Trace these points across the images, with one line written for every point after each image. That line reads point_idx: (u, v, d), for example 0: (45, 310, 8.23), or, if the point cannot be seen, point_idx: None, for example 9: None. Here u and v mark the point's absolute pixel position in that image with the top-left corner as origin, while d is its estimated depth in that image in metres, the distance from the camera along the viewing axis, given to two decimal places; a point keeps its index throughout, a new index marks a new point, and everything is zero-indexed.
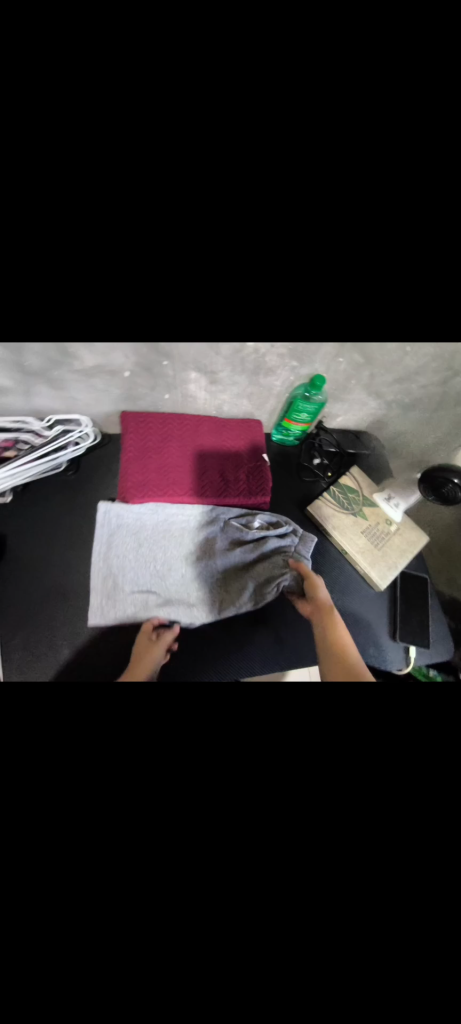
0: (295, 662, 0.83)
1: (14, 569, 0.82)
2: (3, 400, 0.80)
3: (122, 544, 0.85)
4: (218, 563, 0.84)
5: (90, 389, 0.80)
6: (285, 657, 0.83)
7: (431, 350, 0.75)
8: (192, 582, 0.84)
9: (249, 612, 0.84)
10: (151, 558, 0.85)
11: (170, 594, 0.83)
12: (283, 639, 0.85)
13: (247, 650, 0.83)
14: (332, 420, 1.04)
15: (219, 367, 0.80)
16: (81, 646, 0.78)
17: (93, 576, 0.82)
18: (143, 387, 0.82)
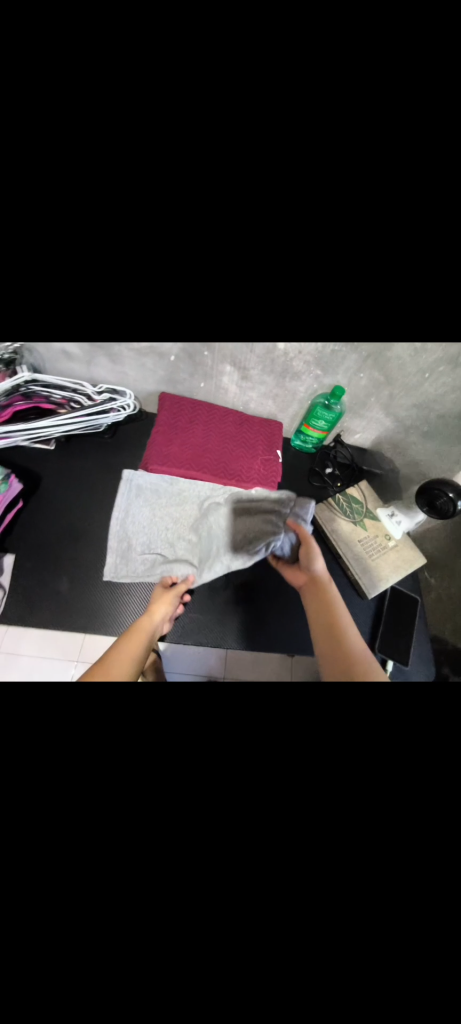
0: (268, 646, 0.96)
1: (44, 504, 0.94)
2: (69, 366, 0.95)
3: (137, 509, 0.94)
4: (214, 518, 0.93)
5: (139, 366, 0.92)
6: (259, 641, 0.96)
7: (450, 381, 0.79)
8: (195, 543, 0.93)
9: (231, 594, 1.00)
10: (163, 527, 0.94)
11: (176, 555, 0.92)
12: (261, 624, 0.98)
13: (228, 625, 0.97)
14: (350, 435, 1.11)
15: (251, 364, 0.88)
16: (83, 580, 0.88)
17: (110, 537, 0.91)
18: (183, 373, 0.94)
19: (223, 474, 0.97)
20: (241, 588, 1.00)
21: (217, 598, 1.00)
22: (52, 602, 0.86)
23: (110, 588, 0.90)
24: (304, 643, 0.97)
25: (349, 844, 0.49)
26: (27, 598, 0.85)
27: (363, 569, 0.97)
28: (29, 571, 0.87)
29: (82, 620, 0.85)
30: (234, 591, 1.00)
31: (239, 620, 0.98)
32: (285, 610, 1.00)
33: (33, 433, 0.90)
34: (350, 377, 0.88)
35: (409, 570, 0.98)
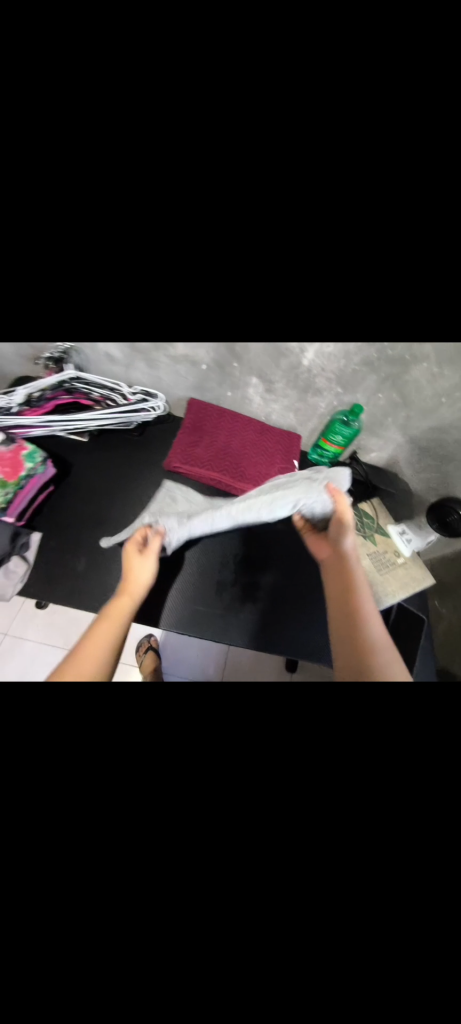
0: (246, 639, 0.98)
1: (72, 491, 1.01)
2: (110, 368, 1.04)
3: (163, 499, 1.00)
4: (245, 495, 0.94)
5: (174, 372, 1.00)
6: (241, 632, 0.99)
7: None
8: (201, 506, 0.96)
9: (232, 587, 1.04)
10: (185, 509, 0.98)
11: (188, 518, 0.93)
12: (247, 616, 1.01)
13: (219, 618, 1.00)
14: (366, 454, 1.14)
15: (275, 378, 0.95)
16: (98, 564, 0.93)
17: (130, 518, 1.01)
18: (212, 382, 1.01)
19: (238, 476, 1.02)
20: (250, 586, 1.04)
21: (222, 595, 1.03)
22: (70, 580, 0.91)
23: (114, 570, 0.93)
24: (286, 640, 0.98)
25: (338, 833, 0.47)
26: (47, 575, 0.90)
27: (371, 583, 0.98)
28: (53, 549, 0.93)
29: (93, 600, 0.89)
30: (242, 589, 1.04)
31: (244, 619, 1.00)
32: (272, 603, 1.03)
33: (71, 425, 0.98)
34: (368, 395, 0.93)
35: (416, 588, 0.99)
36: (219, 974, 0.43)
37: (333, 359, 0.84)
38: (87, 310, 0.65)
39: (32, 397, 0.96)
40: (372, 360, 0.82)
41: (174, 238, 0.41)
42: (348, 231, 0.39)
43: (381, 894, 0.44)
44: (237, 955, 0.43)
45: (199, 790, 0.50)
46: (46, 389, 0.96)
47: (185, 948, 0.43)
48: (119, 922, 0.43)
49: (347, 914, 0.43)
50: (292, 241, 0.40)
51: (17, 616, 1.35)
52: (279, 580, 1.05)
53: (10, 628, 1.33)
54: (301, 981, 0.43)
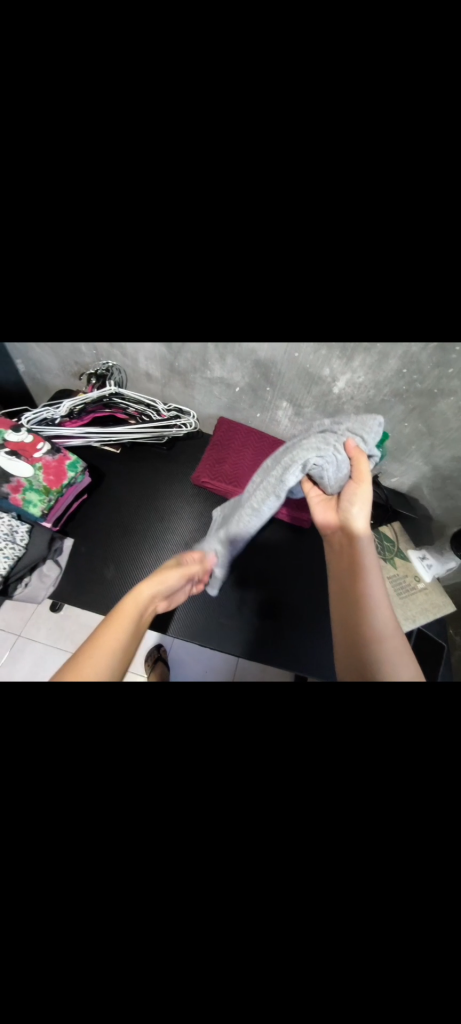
0: (265, 654, 0.99)
1: (104, 499, 1.05)
2: (147, 385, 1.09)
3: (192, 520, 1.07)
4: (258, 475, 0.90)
5: (208, 392, 1.05)
6: (259, 647, 1.00)
7: None
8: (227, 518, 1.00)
9: (252, 601, 1.05)
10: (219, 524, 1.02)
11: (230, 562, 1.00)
12: (264, 629, 1.02)
13: (238, 631, 1.01)
14: (388, 479, 1.17)
15: (305, 403, 0.99)
16: (125, 572, 0.96)
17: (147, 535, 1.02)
18: (244, 402, 1.05)
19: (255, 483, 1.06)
20: (260, 594, 1.06)
21: (242, 609, 1.05)
22: (98, 586, 0.93)
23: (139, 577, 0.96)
24: (303, 655, 1.00)
25: (354, 852, 0.41)
26: (76, 580, 0.93)
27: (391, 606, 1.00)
28: (82, 554, 0.97)
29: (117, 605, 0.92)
30: (248, 594, 1.06)
31: (251, 629, 1.02)
32: (291, 618, 1.04)
33: (107, 437, 1.03)
34: (394, 424, 0.96)
35: (436, 615, 0.99)
36: None
37: (363, 388, 0.88)
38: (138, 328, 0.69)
39: (74, 410, 1.01)
40: (401, 392, 0.86)
41: (242, 294, 0.46)
42: (387, 295, 0.43)
43: None
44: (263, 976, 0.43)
45: None
46: (88, 402, 1.02)
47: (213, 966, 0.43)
48: None
49: None
50: (338, 301, 0.45)
51: (30, 618, 1.38)
52: (286, 591, 1.07)
53: (24, 629, 1.36)
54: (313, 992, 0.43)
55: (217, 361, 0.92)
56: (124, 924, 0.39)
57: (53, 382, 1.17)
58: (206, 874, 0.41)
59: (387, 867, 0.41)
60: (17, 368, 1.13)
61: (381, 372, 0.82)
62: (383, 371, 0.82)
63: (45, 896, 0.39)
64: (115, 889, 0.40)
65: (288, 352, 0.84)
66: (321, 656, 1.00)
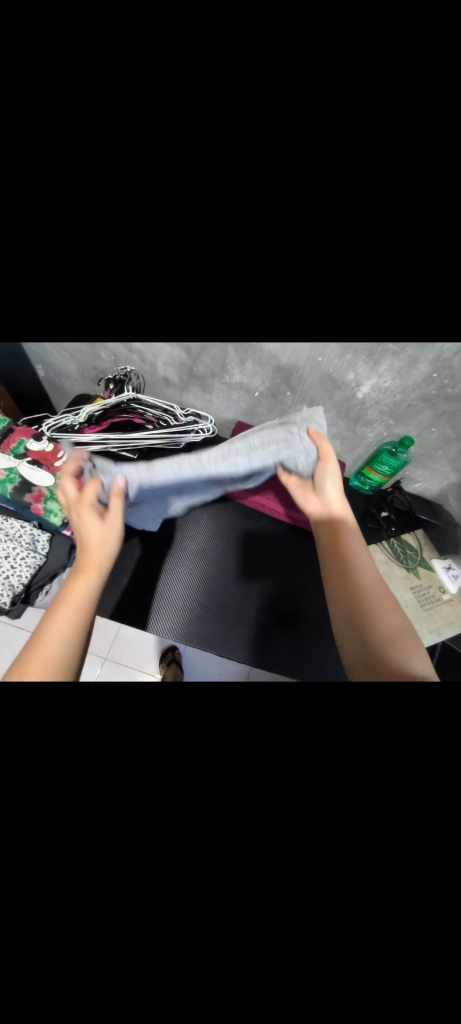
0: (282, 666, 0.95)
1: None
2: (164, 389, 1.08)
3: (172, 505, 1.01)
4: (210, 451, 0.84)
5: (226, 396, 1.03)
6: (275, 660, 0.96)
7: None
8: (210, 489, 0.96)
9: (270, 610, 1.02)
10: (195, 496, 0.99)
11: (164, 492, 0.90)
12: (279, 638, 0.99)
13: (253, 641, 0.97)
14: (411, 484, 1.13)
15: (326, 407, 0.96)
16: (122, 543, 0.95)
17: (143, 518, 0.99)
18: (262, 407, 1.03)
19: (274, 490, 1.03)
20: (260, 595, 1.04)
21: (259, 618, 1.01)
22: None
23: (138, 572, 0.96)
24: (323, 669, 0.95)
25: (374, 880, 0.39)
26: None
27: (414, 617, 0.96)
28: None
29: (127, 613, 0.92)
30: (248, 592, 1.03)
31: (256, 629, 0.99)
32: (308, 627, 1.01)
33: (125, 442, 1.02)
34: (420, 429, 0.92)
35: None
36: None
37: (389, 392, 0.85)
38: (147, 321, 0.65)
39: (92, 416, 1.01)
40: (430, 397, 0.82)
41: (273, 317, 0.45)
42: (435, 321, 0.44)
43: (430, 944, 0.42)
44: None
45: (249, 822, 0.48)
46: (106, 408, 1.01)
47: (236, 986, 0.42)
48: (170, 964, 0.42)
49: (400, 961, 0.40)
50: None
51: None
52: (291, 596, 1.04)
53: None
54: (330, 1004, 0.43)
55: (237, 364, 0.90)
56: (153, 942, 0.40)
57: (71, 386, 1.17)
58: (234, 901, 0.40)
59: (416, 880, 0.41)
60: (36, 374, 1.13)
61: (410, 376, 0.79)
62: (412, 375, 0.79)
63: (76, 912, 0.40)
64: (144, 905, 0.41)
65: (311, 357, 0.82)
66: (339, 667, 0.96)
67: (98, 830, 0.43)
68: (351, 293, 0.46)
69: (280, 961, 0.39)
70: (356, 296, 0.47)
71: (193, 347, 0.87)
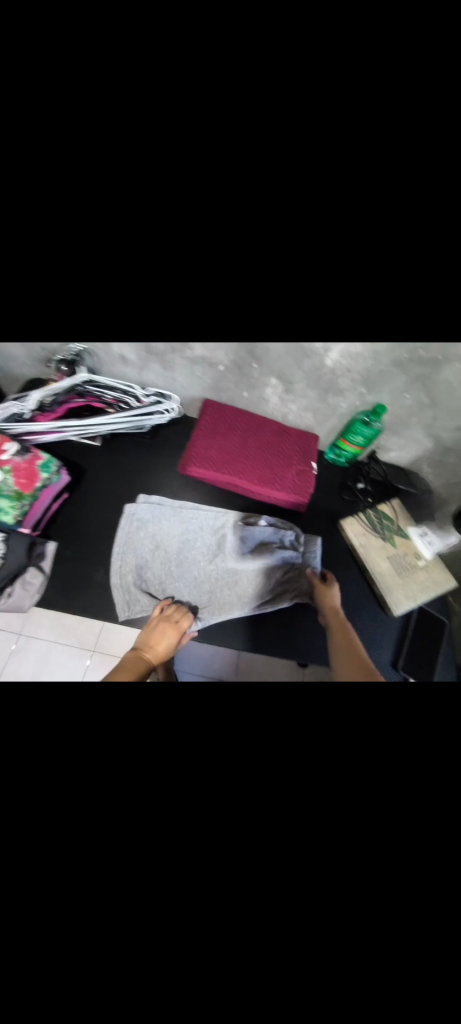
0: (272, 649, 0.94)
1: (86, 498, 1.00)
2: (122, 368, 0.99)
3: (147, 525, 0.98)
4: (228, 563, 0.96)
5: (189, 373, 0.96)
6: (264, 644, 0.94)
7: None
8: (229, 542, 0.98)
9: (262, 602, 0.95)
10: (184, 525, 0.99)
11: (172, 572, 0.96)
12: (267, 623, 0.96)
13: (240, 627, 0.94)
14: (386, 454, 1.11)
15: (295, 378, 0.91)
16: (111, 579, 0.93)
17: (128, 545, 0.96)
18: (229, 382, 0.97)
19: (249, 475, 0.99)
20: (252, 583, 0.97)
21: (245, 603, 0.95)
22: (87, 589, 0.92)
23: (115, 587, 0.92)
24: (316, 650, 0.95)
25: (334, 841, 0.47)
26: (62, 587, 0.91)
27: (391, 586, 0.97)
28: (69, 557, 0.94)
29: (104, 610, 0.91)
30: (246, 586, 0.96)
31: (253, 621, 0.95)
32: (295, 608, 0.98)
33: (85, 429, 0.95)
34: (394, 395, 0.90)
35: (438, 592, 0.97)
36: (275, 947, 0.47)
37: (359, 358, 0.81)
38: (97, 307, 0.61)
39: (44, 402, 0.92)
40: (402, 361, 0.79)
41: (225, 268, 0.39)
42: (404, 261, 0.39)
43: (401, 883, 0.50)
44: (292, 946, 0.47)
45: (245, 811, 0.55)
46: (59, 393, 0.93)
47: (229, 937, 0.47)
48: (167, 917, 0.48)
49: (365, 903, 0.49)
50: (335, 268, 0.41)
51: (30, 617, 1.32)
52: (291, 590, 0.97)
53: (24, 628, 1.31)
54: (334, 951, 0.48)
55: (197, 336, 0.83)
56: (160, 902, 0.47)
57: (21, 371, 1.07)
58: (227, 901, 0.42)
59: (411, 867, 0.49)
60: None
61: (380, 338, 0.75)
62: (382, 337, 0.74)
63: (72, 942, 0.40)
64: None
65: None
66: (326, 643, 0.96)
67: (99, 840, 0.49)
68: (311, 238, 0.41)
69: (279, 929, 0.47)
70: (317, 250, 0.42)
71: None
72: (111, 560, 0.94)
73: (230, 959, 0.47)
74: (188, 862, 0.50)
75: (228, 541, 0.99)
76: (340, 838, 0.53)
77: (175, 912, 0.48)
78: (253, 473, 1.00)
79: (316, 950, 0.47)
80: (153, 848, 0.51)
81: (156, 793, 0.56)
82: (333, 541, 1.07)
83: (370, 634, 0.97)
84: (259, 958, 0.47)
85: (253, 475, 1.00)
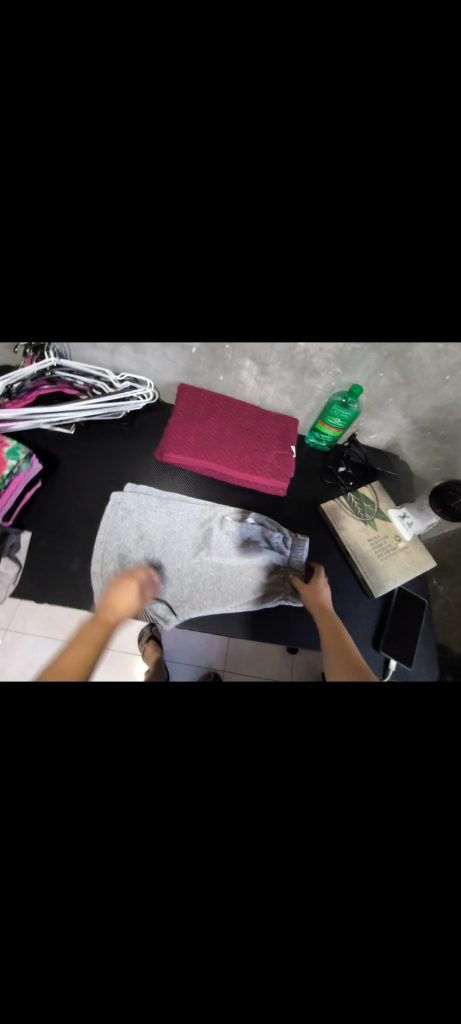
0: (262, 634, 0.90)
1: (62, 488, 0.98)
2: (93, 354, 0.96)
3: (135, 518, 0.95)
4: (214, 556, 0.91)
5: (162, 356, 0.93)
6: (257, 632, 0.90)
7: None
8: (218, 536, 0.93)
9: (255, 602, 0.89)
10: (170, 518, 0.95)
11: (157, 565, 0.91)
12: (259, 621, 0.90)
13: (229, 620, 0.89)
14: (366, 436, 1.11)
15: (270, 359, 0.89)
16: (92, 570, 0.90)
17: (111, 537, 0.93)
18: (203, 365, 0.95)
19: (231, 462, 0.98)
20: (236, 581, 0.90)
21: (226, 597, 0.88)
22: (65, 580, 0.90)
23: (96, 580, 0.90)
24: (305, 638, 0.90)
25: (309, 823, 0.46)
26: (39, 578, 0.89)
27: (372, 568, 0.97)
28: (45, 547, 0.92)
29: (83, 600, 0.90)
30: (229, 583, 0.90)
31: (242, 617, 0.90)
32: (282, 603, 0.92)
33: (57, 417, 0.93)
34: (369, 375, 0.89)
35: (417, 572, 0.98)
36: (256, 910, 0.50)
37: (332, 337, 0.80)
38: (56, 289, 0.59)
39: (12, 388, 0.89)
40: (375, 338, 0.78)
41: (172, 250, 0.38)
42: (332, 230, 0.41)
43: (377, 863, 0.51)
44: (276, 922, 0.49)
45: (218, 802, 0.56)
46: (26, 379, 0.90)
47: (211, 910, 0.49)
48: (145, 907, 0.49)
49: (340, 876, 0.51)
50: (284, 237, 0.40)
51: (16, 613, 1.30)
52: (278, 590, 0.91)
53: (10, 625, 1.29)
54: (319, 922, 0.49)
55: None
56: (139, 860, 0.50)
57: None
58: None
59: (370, 854, 0.52)
60: None
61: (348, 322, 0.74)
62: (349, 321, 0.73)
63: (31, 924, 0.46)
64: None
65: None
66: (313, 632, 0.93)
67: (77, 832, 0.51)
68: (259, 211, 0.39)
69: (239, 883, 0.51)
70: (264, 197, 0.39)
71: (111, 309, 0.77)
72: (92, 552, 0.92)
73: (225, 926, 0.49)
74: (171, 852, 0.51)
75: (215, 533, 0.94)
76: (317, 829, 0.54)
77: (157, 888, 0.50)
78: (235, 460, 0.98)
79: (291, 916, 0.49)
80: (128, 825, 0.53)
81: (138, 783, 0.57)
82: (315, 526, 1.06)
83: (353, 617, 0.97)
84: (242, 930, 0.49)
85: (236, 464, 0.98)
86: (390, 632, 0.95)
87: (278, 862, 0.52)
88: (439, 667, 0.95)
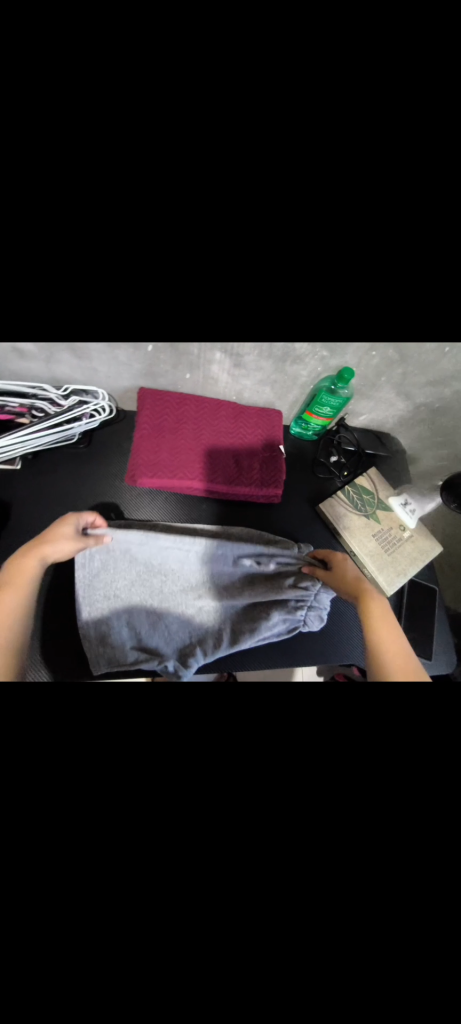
0: (284, 662, 0.84)
1: (20, 536, 0.82)
2: (22, 366, 0.77)
3: (120, 561, 0.80)
4: (224, 596, 0.82)
5: (111, 360, 0.75)
6: (276, 661, 0.84)
7: None
8: (226, 566, 0.83)
9: (275, 637, 0.82)
10: (164, 557, 0.82)
11: (160, 608, 0.80)
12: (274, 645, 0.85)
13: (247, 655, 0.83)
14: (355, 419, 1.00)
15: (245, 351, 0.74)
16: (84, 621, 0.77)
17: (98, 585, 0.79)
18: (164, 364, 0.78)
19: (220, 480, 0.86)
20: (251, 616, 0.81)
21: (239, 633, 0.80)
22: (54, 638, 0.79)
23: (91, 639, 0.77)
24: (324, 653, 0.86)
25: (373, 873, 0.44)
26: None
27: (380, 565, 0.91)
28: None
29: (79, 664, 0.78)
30: (236, 623, 0.81)
31: (258, 650, 0.83)
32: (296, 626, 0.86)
33: None
34: (360, 357, 0.76)
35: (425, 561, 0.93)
36: None
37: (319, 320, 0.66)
38: None
39: None
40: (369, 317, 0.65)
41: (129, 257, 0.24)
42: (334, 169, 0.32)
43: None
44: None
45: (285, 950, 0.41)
46: None
47: None
48: None
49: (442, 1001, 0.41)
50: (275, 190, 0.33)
51: None
52: (300, 617, 0.82)
53: None
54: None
55: None
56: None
57: None
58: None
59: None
60: None
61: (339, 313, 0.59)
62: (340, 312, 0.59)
63: None
64: None
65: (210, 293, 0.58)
66: (329, 648, 0.87)
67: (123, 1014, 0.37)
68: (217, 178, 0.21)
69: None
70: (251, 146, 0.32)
71: (33, 323, 0.59)
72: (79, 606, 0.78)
73: None
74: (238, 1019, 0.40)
75: (212, 557, 0.83)
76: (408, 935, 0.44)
77: None
78: (231, 485, 0.87)
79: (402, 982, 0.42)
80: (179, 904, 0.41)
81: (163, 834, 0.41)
82: (314, 526, 0.98)
83: None
84: None
85: (227, 487, 0.86)
86: (410, 623, 0.92)
87: (375, 927, 0.42)
88: (455, 667, 0.93)
